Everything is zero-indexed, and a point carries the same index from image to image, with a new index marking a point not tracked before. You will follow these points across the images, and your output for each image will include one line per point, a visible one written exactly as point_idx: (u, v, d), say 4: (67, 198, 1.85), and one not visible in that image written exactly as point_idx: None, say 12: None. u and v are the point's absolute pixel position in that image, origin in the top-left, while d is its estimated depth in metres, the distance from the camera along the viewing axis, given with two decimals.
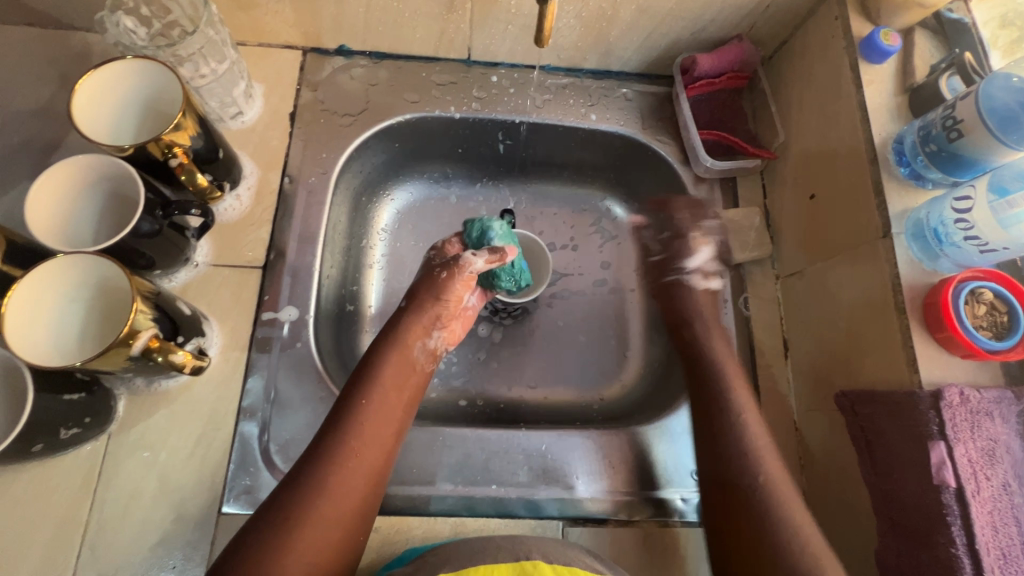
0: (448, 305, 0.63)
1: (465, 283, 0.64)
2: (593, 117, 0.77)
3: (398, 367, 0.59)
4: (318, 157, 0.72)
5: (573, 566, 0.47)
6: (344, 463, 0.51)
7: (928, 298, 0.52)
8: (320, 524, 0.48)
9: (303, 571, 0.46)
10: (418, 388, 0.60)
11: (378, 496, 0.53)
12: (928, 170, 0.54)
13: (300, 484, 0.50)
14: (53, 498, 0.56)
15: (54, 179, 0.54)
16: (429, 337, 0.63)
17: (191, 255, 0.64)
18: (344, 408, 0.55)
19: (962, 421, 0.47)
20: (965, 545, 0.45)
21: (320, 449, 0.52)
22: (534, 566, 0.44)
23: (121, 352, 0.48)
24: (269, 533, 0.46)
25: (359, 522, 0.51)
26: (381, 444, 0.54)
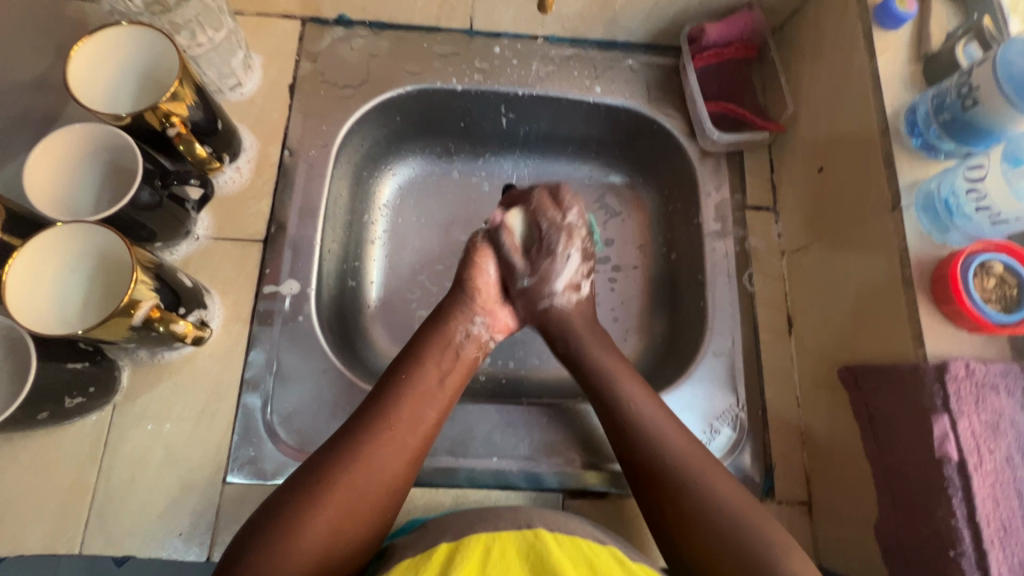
0: (484, 288, 0.64)
1: (497, 260, 0.65)
2: (598, 89, 0.76)
3: (442, 348, 0.59)
4: (318, 129, 0.71)
5: (572, 534, 0.47)
6: (380, 435, 0.51)
7: (937, 270, 0.50)
8: (350, 491, 0.48)
9: (326, 532, 0.45)
10: (465, 373, 0.60)
11: (413, 474, 0.52)
12: (941, 140, 0.52)
13: (335, 451, 0.50)
14: (61, 466, 0.57)
15: (48, 151, 0.53)
16: (473, 322, 0.62)
17: (191, 228, 0.64)
18: (391, 384, 0.55)
19: (966, 394, 0.47)
20: (965, 516, 0.45)
21: (359, 420, 0.52)
22: (536, 535, 0.45)
23: (122, 322, 0.48)
24: (296, 495, 0.47)
25: (391, 497, 0.50)
26: (422, 422, 0.54)
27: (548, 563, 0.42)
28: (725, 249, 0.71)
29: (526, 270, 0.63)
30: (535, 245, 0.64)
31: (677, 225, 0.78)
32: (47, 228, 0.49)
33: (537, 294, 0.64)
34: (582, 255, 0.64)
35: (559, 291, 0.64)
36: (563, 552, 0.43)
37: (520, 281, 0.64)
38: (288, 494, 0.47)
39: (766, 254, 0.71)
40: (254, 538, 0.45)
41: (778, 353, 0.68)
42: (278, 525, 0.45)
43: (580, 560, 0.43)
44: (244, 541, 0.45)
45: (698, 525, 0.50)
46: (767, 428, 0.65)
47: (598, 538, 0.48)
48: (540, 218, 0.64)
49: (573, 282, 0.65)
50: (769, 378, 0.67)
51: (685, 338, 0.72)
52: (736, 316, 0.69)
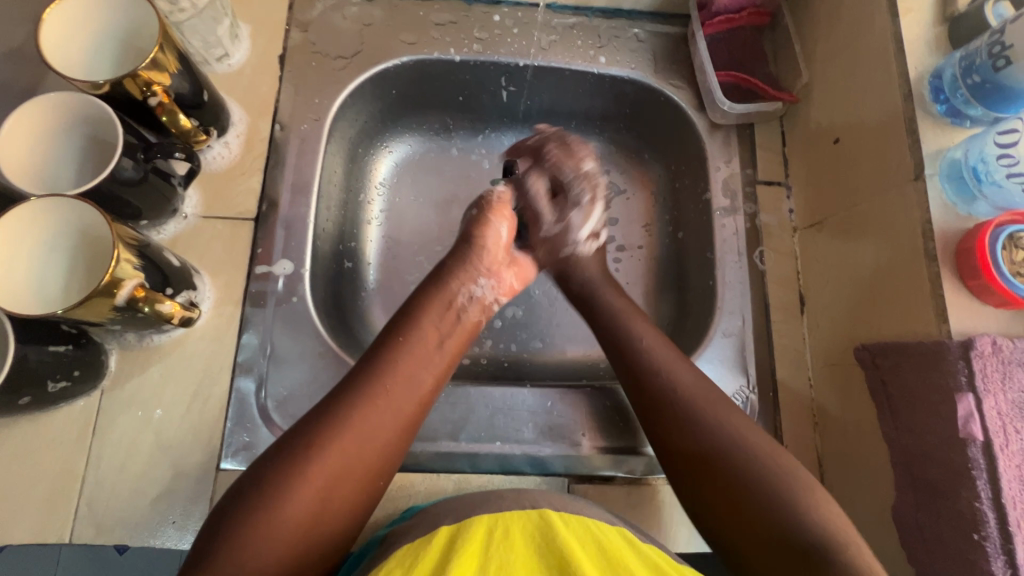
0: (489, 248, 0.61)
1: (502, 217, 0.63)
2: (603, 60, 0.73)
3: (443, 309, 0.56)
4: (310, 103, 0.68)
5: (581, 514, 0.45)
6: (376, 400, 0.48)
7: (962, 244, 0.48)
8: (343, 456, 0.45)
9: (314, 496, 0.43)
10: (464, 336, 0.57)
11: (408, 441, 0.50)
12: (969, 106, 0.50)
13: (326, 414, 0.47)
14: (50, 453, 0.55)
15: (26, 120, 0.50)
16: (475, 284, 0.59)
17: (179, 206, 0.61)
18: (388, 347, 0.52)
19: (993, 372, 0.45)
20: (990, 499, 0.43)
21: (351, 383, 0.49)
22: (542, 515, 0.43)
23: (105, 301, 0.46)
24: (285, 461, 0.44)
25: (384, 465, 0.48)
26: (418, 388, 0.51)
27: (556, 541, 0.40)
28: (735, 226, 0.69)
29: (552, 219, 0.64)
30: (561, 193, 0.65)
31: (684, 202, 0.75)
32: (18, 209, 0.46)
33: (561, 240, 0.65)
34: (603, 205, 0.65)
35: (581, 240, 0.65)
36: (571, 532, 0.42)
37: (544, 228, 0.65)
38: (277, 457, 0.44)
39: (778, 230, 0.69)
40: (239, 504, 0.42)
41: (790, 333, 0.65)
42: (265, 492, 0.42)
43: (591, 543, 0.41)
44: (229, 511, 0.42)
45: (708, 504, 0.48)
46: (778, 409, 0.63)
47: (607, 519, 0.46)
48: (559, 171, 0.64)
49: (595, 231, 0.66)
50: (780, 359, 0.64)
51: (692, 319, 0.70)
52: (746, 296, 0.66)
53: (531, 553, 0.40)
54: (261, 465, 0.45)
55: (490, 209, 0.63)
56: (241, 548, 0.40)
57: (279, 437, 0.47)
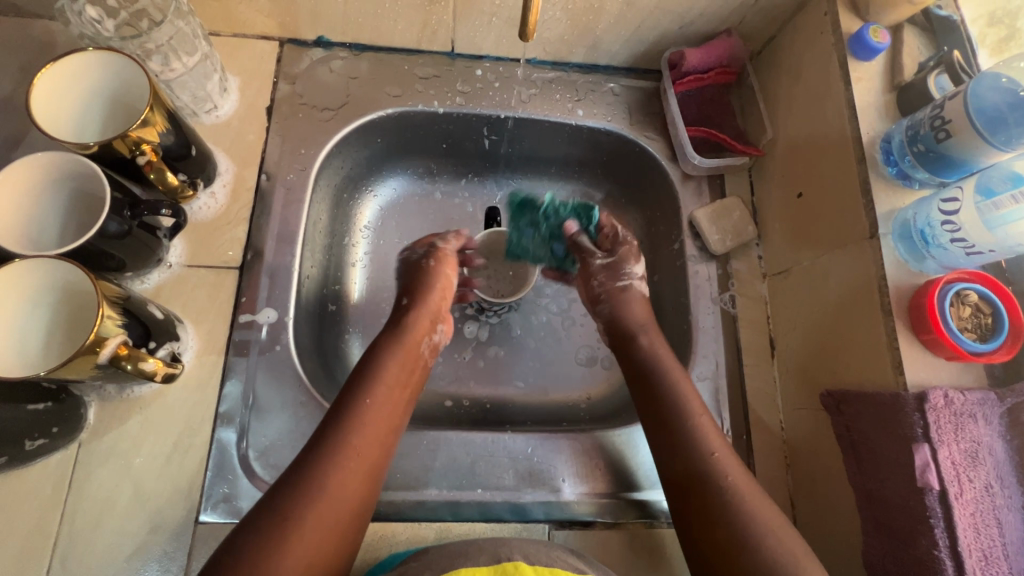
0: (436, 294, 0.67)
1: (451, 266, 0.70)
2: (580, 113, 0.76)
3: (399, 358, 0.60)
4: (296, 153, 0.70)
5: (555, 566, 0.47)
6: (347, 454, 0.51)
7: (914, 299, 0.51)
8: (319, 517, 0.47)
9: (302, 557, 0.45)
10: (417, 380, 0.61)
11: (374, 495, 0.52)
12: (915, 170, 0.53)
13: (297, 476, 0.49)
14: (23, 508, 0.54)
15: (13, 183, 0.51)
16: (432, 332, 0.65)
17: (164, 256, 0.62)
18: (342, 410, 0.54)
19: (946, 424, 0.47)
20: (947, 547, 0.45)
21: (310, 452, 0.50)
22: (515, 567, 0.45)
23: (88, 360, 0.46)
24: (260, 530, 0.45)
25: (353, 524, 0.49)
26: (382, 438, 0.54)
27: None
28: (708, 272, 0.72)
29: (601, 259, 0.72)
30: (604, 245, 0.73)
31: (660, 247, 0.79)
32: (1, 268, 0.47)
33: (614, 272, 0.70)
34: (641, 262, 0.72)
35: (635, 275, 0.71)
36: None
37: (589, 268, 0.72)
38: (246, 543, 0.44)
39: (748, 275, 0.72)
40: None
41: (761, 376, 0.68)
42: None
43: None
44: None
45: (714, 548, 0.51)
46: (751, 451, 0.65)
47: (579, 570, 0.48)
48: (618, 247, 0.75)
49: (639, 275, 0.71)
50: (753, 401, 0.67)
51: None
52: (719, 340, 0.69)
53: None
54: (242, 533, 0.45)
55: (445, 260, 0.70)
56: None
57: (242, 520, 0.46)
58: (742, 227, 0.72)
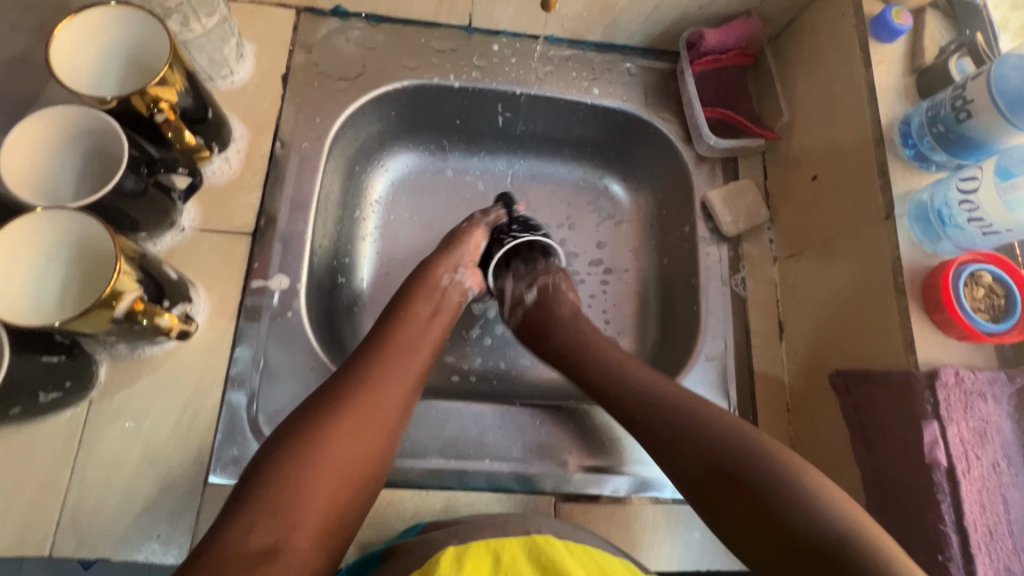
0: (468, 247, 0.69)
1: (482, 232, 0.70)
2: (596, 91, 0.76)
3: (411, 327, 0.59)
4: (311, 121, 0.69)
5: (585, 544, 0.48)
6: (368, 388, 0.52)
7: (928, 279, 0.52)
8: (342, 446, 0.48)
9: (323, 484, 0.46)
10: (437, 342, 0.61)
11: (391, 448, 0.52)
12: (934, 152, 0.54)
13: (318, 408, 0.50)
14: (33, 463, 0.54)
15: (32, 122, 0.50)
16: (456, 271, 0.67)
17: (177, 219, 0.62)
18: (347, 378, 0.53)
19: (955, 401, 0.48)
20: (953, 521, 0.46)
21: (326, 400, 0.51)
22: (547, 542, 0.46)
23: (105, 314, 0.46)
24: (282, 457, 0.46)
25: (363, 490, 0.49)
26: (404, 376, 0.55)
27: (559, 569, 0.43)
28: (719, 254, 0.72)
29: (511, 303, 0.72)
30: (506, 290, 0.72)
31: (670, 230, 0.79)
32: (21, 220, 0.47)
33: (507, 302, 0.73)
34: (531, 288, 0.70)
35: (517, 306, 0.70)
36: (575, 557, 0.45)
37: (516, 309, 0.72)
38: (252, 514, 0.43)
39: (759, 257, 0.72)
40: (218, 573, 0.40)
41: (769, 358, 0.68)
42: (253, 554, 0.41)
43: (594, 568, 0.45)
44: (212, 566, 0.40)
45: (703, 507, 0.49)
46: (757, 431, 0.65)
47: (613, 551, 0.49)
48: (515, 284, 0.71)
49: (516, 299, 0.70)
50: (760, 383, 0.67)
51: (676, 343, 0.72)
52: (727, 320, 0.69)
53: None
54: (264, 457, 0.47)
55: (477, 224, 0.71)
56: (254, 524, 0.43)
57: (246, 488, 0.45)
58: (755, 209, 0.72)
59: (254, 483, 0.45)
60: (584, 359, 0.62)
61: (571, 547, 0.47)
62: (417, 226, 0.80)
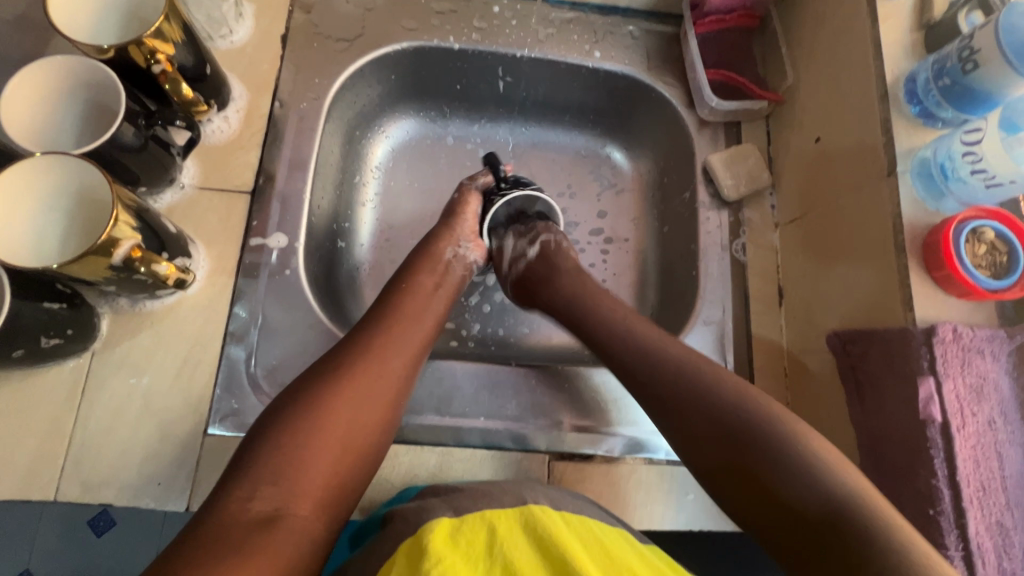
0: (466, 218, 0.68)
1: (476, 199, 0.70)
2: (598, 55, 0.75)
3: (415, 300, 0.59)
4: (310, 82, 0.69)
5: (583, 515, 0.48)
6: (369, 358, 0.52)
7: (929, 237, 0.51)
8: (343, 414, 0.48)
9: (324, 452, 0.46)
10: (440, 314, 0.61)
11: (393, 417, 0.52)
12: (940, 107, 0.53)
13: (320, 377, 0.50)
14: (37, 411, 0.55)
15: (24, 77, 0.51)
16: (458, 245, 0.66)
17: (176, 176, 0.62)
18: (350, 348, 0.53)
19: (953, 357, 0.47)
20: (945, 476, 0.46)
21: (328, 368, 0.51)
22: (542, 511, 0.45)
23: (102, 260, 0.47)
24: (283, 425, 0.46)
25: (365, 458, 0.49)
26: (406, 346, 0.55)
27: (556, 546, 0.42)
28: (719, 220, 0.71)
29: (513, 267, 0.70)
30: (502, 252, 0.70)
31: (671, 197, 0.78)
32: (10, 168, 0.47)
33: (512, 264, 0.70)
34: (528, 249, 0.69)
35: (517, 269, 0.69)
36: (573, 532, 0.44)
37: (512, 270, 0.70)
38: (254, 478, 0.44)
39: (760, 223, 0.71)
40: (220, 537, 0.40)
41: (768, 324, 0.68)
42: (255, 518, 0.41)
43: (595, 546, 0.44)
44: (212, 529, 0.40)
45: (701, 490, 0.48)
46: None
47: (608, 521, 0.49)
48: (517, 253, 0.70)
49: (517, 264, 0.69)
50: (758, 348, 0.67)
51: (674, 308, 0.72)
52: (726, 286, 0.69)
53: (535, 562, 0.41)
54: (266, 423, 0.47)
55: (469, 191, 0.70)
56: (256, 489, 0.43)
57: (248, 453, 0.45)
58: (757, 173, 0.71)
59: (256, 451, 0.45)
60: (581, 324, 0.62)
61: (571, 521, 0.46)
62: (415, 191, 0.80)
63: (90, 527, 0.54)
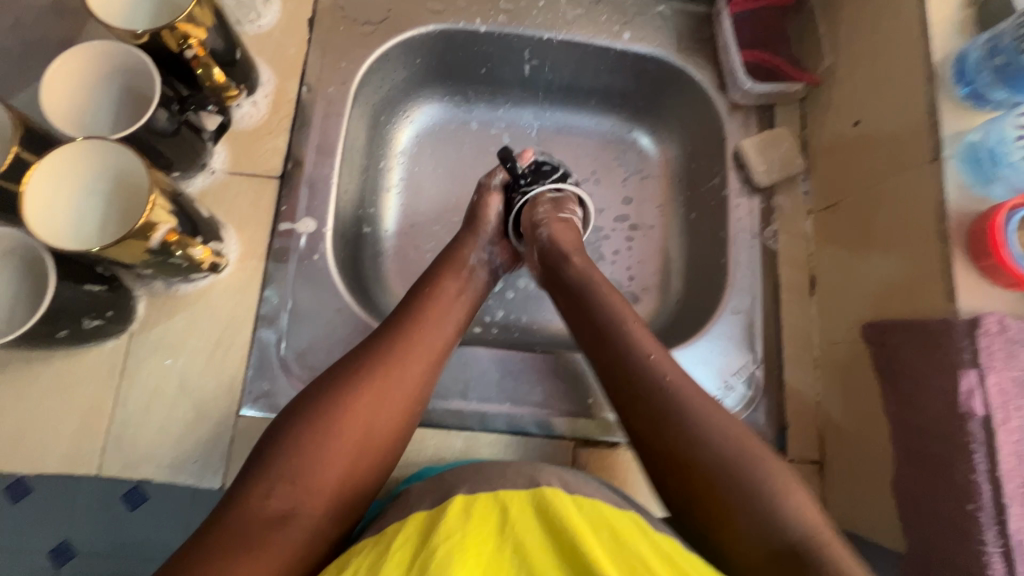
0: (488, 219, 0.67)
1: (497, 198, 0.68)
2: (627, 36, 0.73)
3: (438, 302, 0.59)
4: (337, 66, 0.69)
5: (592, 497, 0.47)
6: (391, 363, 0.52)
7: (975, 225, 0.49)
8: (362, 420, 0.49)
9: (342, 455, 0.47)
10: (464, 317, 0.60)
11: (411, 422, 0.52)
12: (992, 89, 0.49)
13: (341, 380, 0.51)
14: (79, 389, 0.57)
15: (53, 69, 0.51)
16: (482, 250, 0.66)
17: (207, 160, 0.63)
18: (372, 352, 0.53)
19: (998, 350, 0.46)
20: (986, 471, 0.45)
21: (350, 373, 0.51)
22: (554, 496, 0.44)
23: (140, 243, 0.48)
24: (303, 427, 0.48)
25: (382, 461, 0.50)
26: (428, 352, 0.55)
27: (565, 528, 0.42)
28: (750, 206, 0.70)
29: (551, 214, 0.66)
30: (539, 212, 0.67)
31: (699, 183, 0.76)
32: (38, 164, 0.47)
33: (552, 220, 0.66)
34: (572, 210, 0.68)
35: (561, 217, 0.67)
36: (583, 515, 0.44)
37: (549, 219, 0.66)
38: (271, 478, 0.45)
39: (792, 210, 0.69)
40: (233, 531, 0.42)
41: (799, 313, 0.66)
42: (271, 517, 0.44)
43: (609, 538, 0.43)
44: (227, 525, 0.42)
45: (694, 498, 0.48)
46: (783, 386, 0.64)
47: (616, 502, 0.48)
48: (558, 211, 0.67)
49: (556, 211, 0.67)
50: (787, 337, 0.65)
51: (702, 297, 0.71)
52: (757, 274, 0.67)
53: (547, 544, 0.42)
54: (287, 423, 0.48)
55: (488, 192, 0.68)
56: (273, 490, 0.45)
57: (267, 451, 0.47)
58: (790, 158, 0.69)
59: (274, 449, 0.47)
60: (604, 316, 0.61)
61: (582, 504, 0.45)
62: (436, 175, 0.80)
63: (125, 499, 0.56)
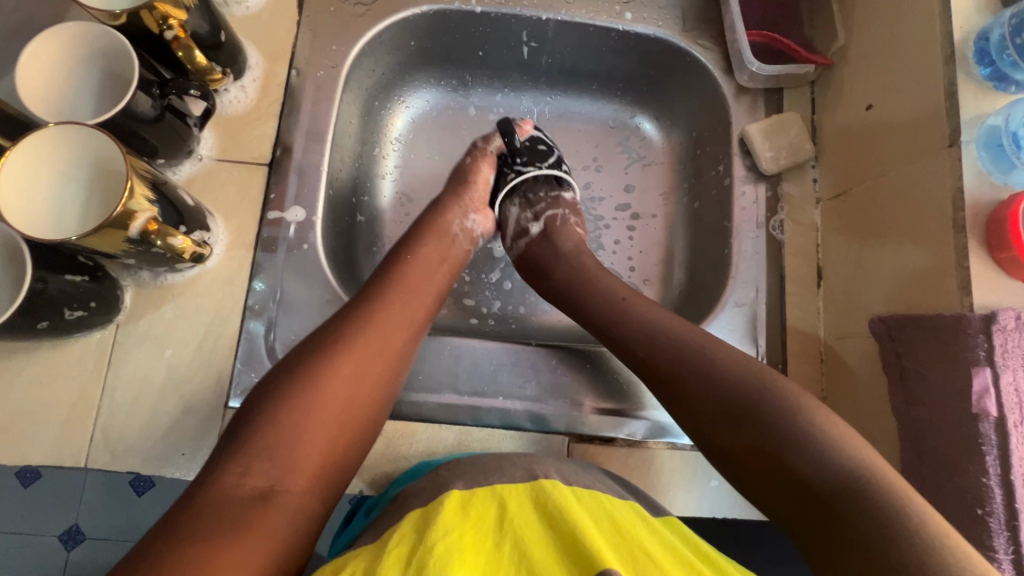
0: (477, 188, 0.66)
1: (489, 164, 0.67)
2: (629, 16, 0.70)
3: (416, 274, 0.57)
4: (328, 49, 0.67)
5: (592, 488, 0.46)
6: (368, 333, 0.51)
7: (994, 215, 0.46)
8: (341, 393, 0.47)
9: (322, 430, 0.46)
10: (440, 288, 0.58)
11: (390, 394, 0.51)
12: (1016, 68, 0.47)
13: (316, 352, 0.49)
14: (66, 380, 0.57)
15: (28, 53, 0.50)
16: (466, 218, 0.64)
17: (194, 147, 0.62)
18: (347, 322, 0.51)
19: (1015, 347, 0.43)
20: (998, 475, 0.42)
21: (325, 344, 0.49)
22: (553, 487, 0.43)
23: (120, 232, 0.47)
24: (279, 401, 0.46)
25: (363, 434, 0.48)
26: (404, 322, 0.53)
27: (565, 518, 0.40)
28: (756, 195, 0.67)
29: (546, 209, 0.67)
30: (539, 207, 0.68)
31: (704, 170, 0.73)
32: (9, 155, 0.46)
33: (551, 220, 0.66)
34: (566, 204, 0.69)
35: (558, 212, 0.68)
36: (583, 506, 0.42)
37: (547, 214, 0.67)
38: (248, 454, 0.43)
39: (800, 199, 0.66)
40: (215, 510, 0.40)
41: (804, 306, 0.64)
42: (251, 494, 0.42)
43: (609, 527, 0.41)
44: (205, 504, 0.40)
45: None
46: None
47: (618, 493, 0.47)
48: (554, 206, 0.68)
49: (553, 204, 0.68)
50: (792, 331, 0.63)
51: (704, 289, 0.69)
52: (762, 265, 0.65)
53: (543, 535, 0.40)
54: (263, 397, 0.47)
55: (481, 157, 0.67)
56: (252, 466, 0.43)
57: (244, 427, 0.45)
58: (799, 145, 0.66)
59: (251, 426, 0.45)
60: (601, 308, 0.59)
61: (581, 495, 0.44)
62: (433, 161, 0.77)
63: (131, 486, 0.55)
